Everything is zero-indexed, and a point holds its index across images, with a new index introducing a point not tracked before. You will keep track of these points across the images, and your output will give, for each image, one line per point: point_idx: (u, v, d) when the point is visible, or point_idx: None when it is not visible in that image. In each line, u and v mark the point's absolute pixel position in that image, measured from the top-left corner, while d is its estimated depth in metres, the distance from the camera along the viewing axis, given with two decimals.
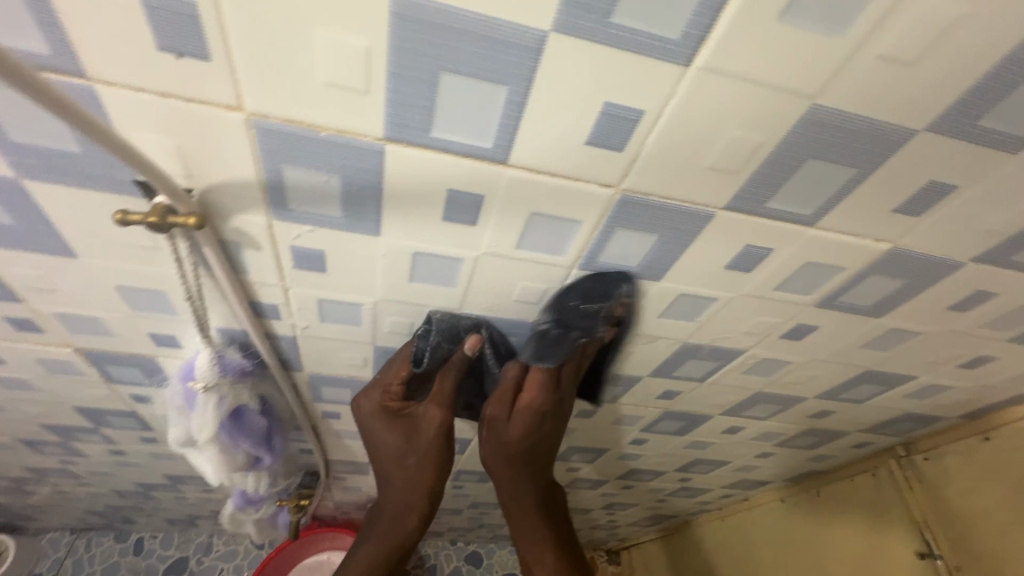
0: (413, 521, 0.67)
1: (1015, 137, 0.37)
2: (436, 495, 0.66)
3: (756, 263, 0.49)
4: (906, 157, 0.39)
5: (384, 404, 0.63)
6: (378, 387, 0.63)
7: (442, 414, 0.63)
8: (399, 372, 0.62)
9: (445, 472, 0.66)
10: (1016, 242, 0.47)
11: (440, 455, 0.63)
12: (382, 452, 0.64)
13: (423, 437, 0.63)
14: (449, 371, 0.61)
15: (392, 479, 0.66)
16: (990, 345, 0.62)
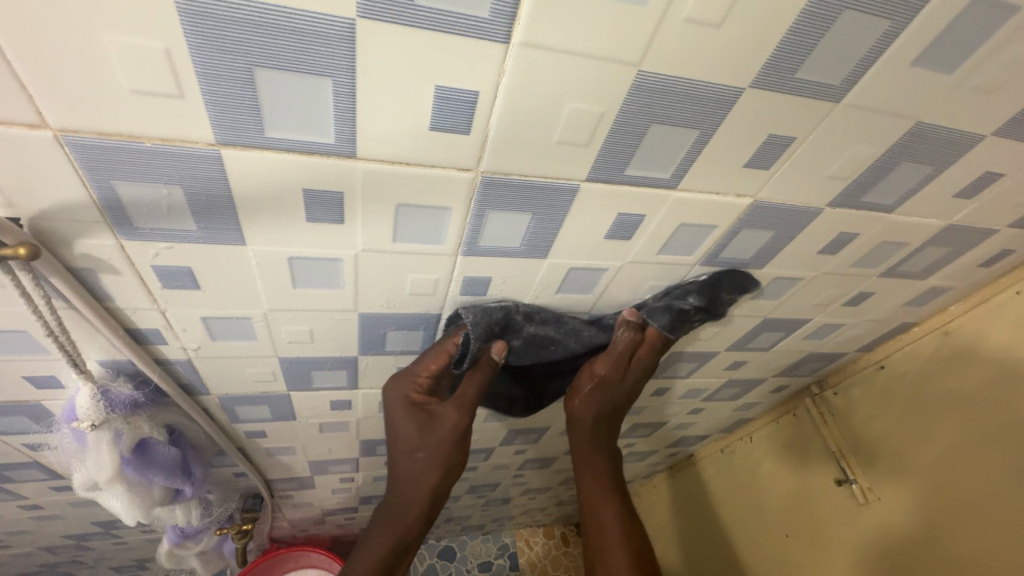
0: (411, 521, 0.66)
1: (832, 87, 0.40)
2: (439, 495, 0.66)
3: (633, 229, 0.51)
4: (740, 115, 0.41)
5: (407, 394, 0.61)
6: (407, 378, 0.61)
7: (461, 417, 0.62)
8: (429, 364, 0.59)
9: (452, 474, 0.65)
10: (863, 185, 0.51)
11: (448, 454, 0.63)
12: (396, 440, 0.63)
13: (441, 433, 0.62)
14: (476, 377, 0.60)
15: (402, 469, 0.65)
16: (865, 281, 0.67)
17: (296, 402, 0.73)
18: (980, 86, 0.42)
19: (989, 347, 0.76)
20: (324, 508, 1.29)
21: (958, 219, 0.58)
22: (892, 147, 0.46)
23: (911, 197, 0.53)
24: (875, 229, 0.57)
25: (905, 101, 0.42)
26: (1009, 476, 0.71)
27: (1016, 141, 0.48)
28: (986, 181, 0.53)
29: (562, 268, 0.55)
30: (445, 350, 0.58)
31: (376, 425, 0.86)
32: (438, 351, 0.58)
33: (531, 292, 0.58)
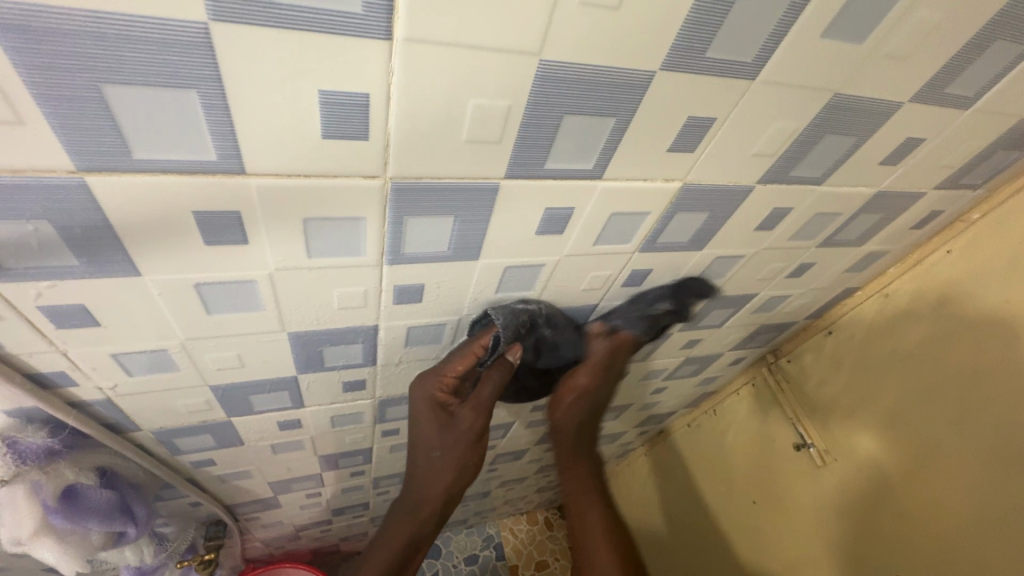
0: (425, 518, 0.67)
1: (746, 64, 0.38)
2: (453, 494, 0.66)
3: (564, 223, 0.49)
4: (655, 99, 0.39)
5: (433, 393, 0.61)
6: (434, 377, 0.62)
7: (479, 420, 0.62)
8: (456, 365, 0.61)
9: (469, 474, 0.66)
10: (791, 160, 0.50)
11: (465, 455, 0.64)
12: (416, 438, 0.63)
13: (459, 435, 0.63)
14: (495, 379, 0.62)
15: (418, 467, 0.65)
16: (805, 253, 0.68)
17: (241, 428, 0.70)
18: (890, 55, 0.41)
19: (925, 306, 0.78)
20: (297, 524, 1.26)
21: (886, 186, 0.59)
22: (813, 121, 0.46)
23: (838, 169, 0.53)
24: (808, 202, 0.57)
25: (820, 74, 0.41)
26: (951, 428, 0.74)
27: (934, 107, 0.48)
28: (909, 148, 0.53)
29: (497, 267, 0.53)
30: (473, 351, 0.60)
31: (333, 440, 0.83)
32: (466, 352, 0.60)
33: (469, 294, 0.56)
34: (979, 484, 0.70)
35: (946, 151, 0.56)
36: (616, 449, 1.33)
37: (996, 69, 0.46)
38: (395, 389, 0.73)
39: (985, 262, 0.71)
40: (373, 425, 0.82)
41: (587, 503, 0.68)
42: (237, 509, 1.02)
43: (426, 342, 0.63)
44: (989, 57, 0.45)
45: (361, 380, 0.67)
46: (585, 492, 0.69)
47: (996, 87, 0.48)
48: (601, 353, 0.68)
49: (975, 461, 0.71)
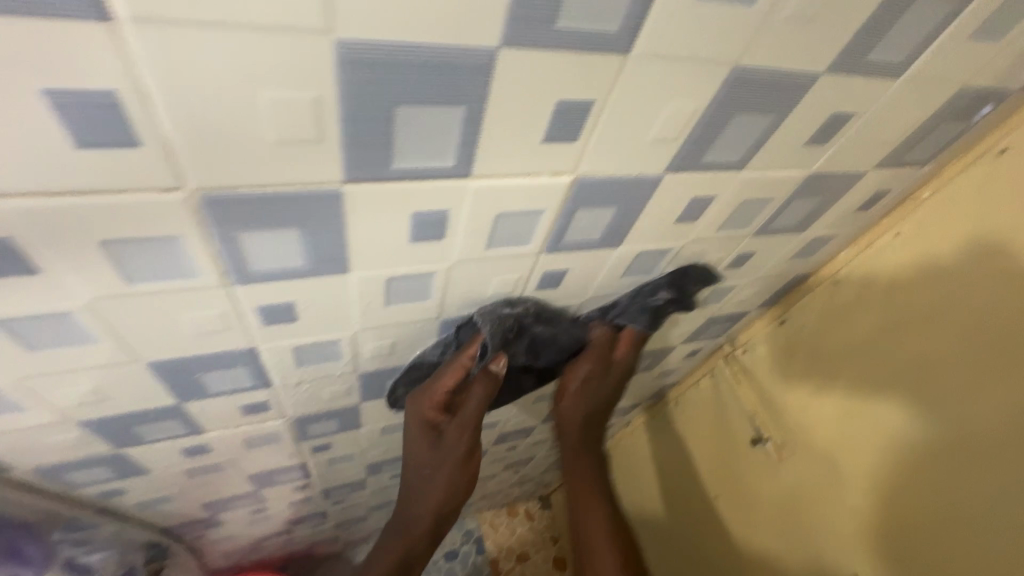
0: (417, 536, 0.65)
1: (612, 35, 0.32)
2: (445, 512, 0.65)
3: (443, 227, 0.43)
4: (508, 82, 0.33)
5: (425, 410, 0.62)
6: (423, 396, 0.62)
7: (467, 436, 0.63)
8: (445, 380, 0.61)
9: (463, 492, 0.66)
10: (701, 144, 0.44)
11: (456, 474, 0.64)
12: (409, 457, 0.64)
13: (450, 451, 0.64)
14: (481, 396, 0.62)
15: (412, 485, 0.65)
16: (741, 242, 0.62)
17: (139, 457, 0.64)
18: (794, 17, 0.35)
19: (878, 292, 0.72)
20: (252, 539, 1.22)
21: (819, 168, 0.53)
22: (715, 101, 0.40)
23: (759, 152, 0.47)
24: (732, 190, 0.51)
25: (709, 44, 0.35)
26: (905, 420, 0.68)
27: (857, 78, 0.42)
28: (837, 125, 0.47)
29: (378, 279, 0.47)
30: (461, 363, 0.60)
31: (256, 461, 0.78)
32: (454, 366, 0.60)
33: (355, 311, 0.50)
34: (937, 478, 0.65)
35: (882, 125, 0.49)
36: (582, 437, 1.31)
37: (923, 30, 0.40)
38: (308, 409, 0.67)
39: (935, 243, 0.66)
40: (297, 444, 0.77)
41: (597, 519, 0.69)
42: (176, 530, 0.97)
43: (323, 361, 0.57)
44: (913, 16, 0.38)
45: (262, 402, 0.61)
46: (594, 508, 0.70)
47: (927, 52, 0.42)
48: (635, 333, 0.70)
49: (931, 455, 0.66)
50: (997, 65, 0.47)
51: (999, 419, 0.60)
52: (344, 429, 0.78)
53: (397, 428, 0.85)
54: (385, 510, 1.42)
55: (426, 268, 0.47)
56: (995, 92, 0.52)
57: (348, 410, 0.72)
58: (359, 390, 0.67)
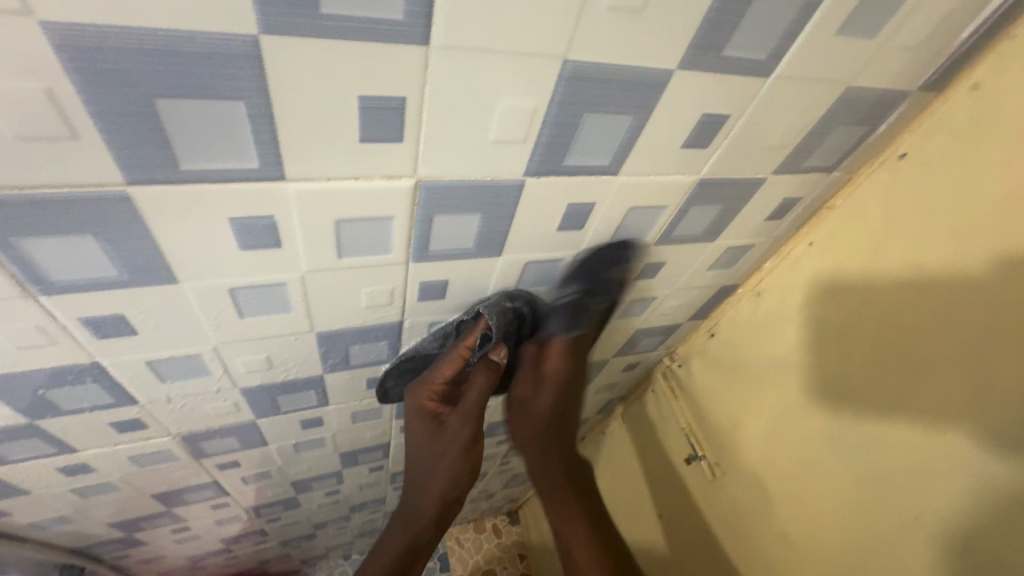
0: (423, 526, 0.67)
1: (397, 23, 0.29)
2: (450, 502, 0.67)
3: (274, 235, 0.40)
4: (287, 74, 0.30)
5: (423, 400, 0.62)
6: (422, 387, 0.61)
7: (468, 429, 0.62)
8: (443, 370, 0.60)
9: (466, 481, 0.66)
10: (557, 146, 0.41)
11: (458, 465, 0.64)
12: (410, 451, 0.64)
13: (451, 443, 0.63)
14: (478, 386, 0.60)
15: (415, 478, 0.66)
16: (645, 251, 0.59)
17: (10, 476, 0.61)
18: (614, 5, 0.32)
19: (797, 304, 0.69)
20: (187, 557, 1.17)
21: (709, 173, 0.50)
22: (554, 98, 0.37)
23: (631, 155, 0.44)
24: (613, 195, 0.48)
25: (522, 33, 0.32)
26: (826, 439, 0.64)
27: (719, 75, 0.39)
28: (715, 126, 0.44)
29: (220, 290, 0.43)
30: (459, 354, 0.58)
31: (155, 479, 0.74)
32: (451, 357, 0.58)
33: (206, 324, 0.47)
34: (856, 502, 0.60)
35: (767, 127, 0.46)
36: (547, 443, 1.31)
37: (778, 23, 0.37)
38: (193, 426, 0.63)
39: (845, 253, 0.62)
40: (197, 461, 0.73)
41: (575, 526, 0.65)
42: (91, 549, 0.93)
43: (191, 377, 0.53)
44: (763, 6, 0.36)
45: (134, 420, 0.58)
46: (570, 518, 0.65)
47: (790, 46, 0.39)
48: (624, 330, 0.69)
49: (851, 477, 0.61)
50: (883, 63, 0.44)
51: (909, 435, 0.55)
52: (247, 447, 0.74)
53: (312, 445, 0.81)
54: (333, 526, 1.37)
55: (275, 279, 0.44)
56: (893, 94, 0.49)
57: (245, 427, 0.68)
58: (248, 406, 0.63)
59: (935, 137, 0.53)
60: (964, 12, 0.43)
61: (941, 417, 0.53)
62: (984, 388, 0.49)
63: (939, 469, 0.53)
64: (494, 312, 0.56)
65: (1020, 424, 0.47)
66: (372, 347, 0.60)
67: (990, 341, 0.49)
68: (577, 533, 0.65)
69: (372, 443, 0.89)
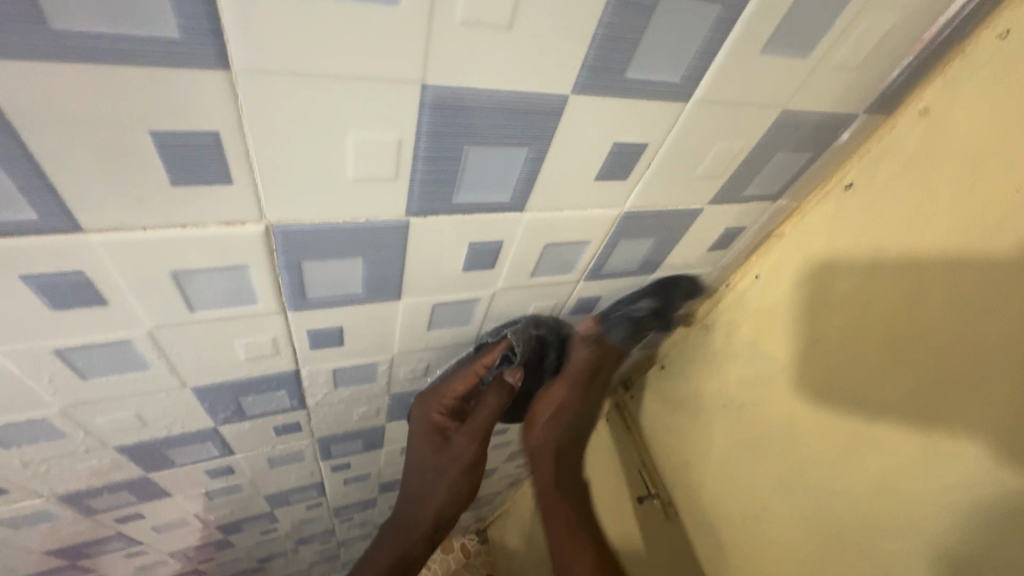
0: (417, 538, 0.66)
1: (175, 42, 0.23)
2: (444, 519, 0.67)
3: (94, 291, 0.33)
4: (32, 107, 0.23)
5: (432, 414, 0.61)
6: (432, 399, 0.60)
7: (471, 449, 0.62)
8: (455, 386, 0.59)
9: (462, 498, 0.66)
10: (440, 182, 0.34)
11: (458, 480, 0.65)
12: (412, 460, 0.65)
13: (454, 460, 0.63)
14: (488, 409, 0.61)
15: (411, 489, 0.66)
16: (574, 286, 0.53)
17: None
18: (472, 20, 0.26)
19: (745, 338, 0.64)
20: None
21: (634, 205, 0.44)
22: (421, 129, 0.30)
23: (535, 189, 0.38)
24: (523, 233, 0.42)
25: (354, 55, 0.25)
26: (778, 484, 0.59)
27: (624, 100, 0.33)
28: (631, 156, 0.38)
29: (41, 353, 0.36)
30: (475, 371, 0.58)
31: (41, 538, 0.66)
32: (467, 372, 0.57)
33: (40, 387, 0.39)
34: (809, 554, 0.56)
35: (695, 155, 0.41)
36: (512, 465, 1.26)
37: (691, 40, 0.31)
38: (69, 487, 0.56)
39: (793, 284, 0.57)
40: (89, 518, 0.65)
41: (583, 545, 0.62)
42: None
43: (44, 441, 0.46)
44: (667, 20, 0.30)
45: None
46: (579, 533, 0.63)
47: (709, 66, 0.33)
48: (585, 362, 0.62)
49: (803, 527, 0.57)
50: (821, 84, 0.39)
51: (874, 476, 0.50)
52: (148, 500, 0.66)
53: (229, 491, 0.74)
54: (281, 558, 1.29)
55: (116, 337, 0.37)
56: (837, 116, 0.44)
57: (137, 482, 0.61)
58: (132, 463, 0.56)
59: (885, 161, 0.48)
60: (910, 29, 0.37)
61: (897, 470, 0.48)
62: (943, 438, 0.45)
63: (896, 524, 0.48)
64: (521, 337, 0.56)
65: (998, 458, 0.41)
66: (269, 396, 0.53)
67: (947, 388, 0.44)
68: (578, 555, 0.61)
69: (302, 483, 0.82)
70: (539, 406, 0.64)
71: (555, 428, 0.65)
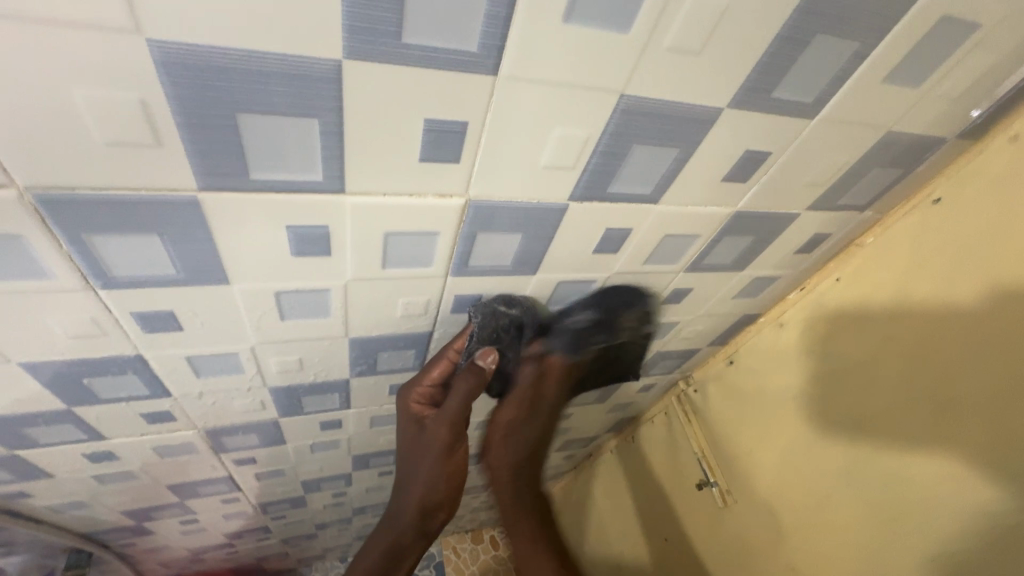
0: (406, 527, 0.64)
1: (471, 53, 0.30)
2: (430, 508, 0.62)
3: (326, 244, 0.41)
4: (361, 95, 0.31)
5: (408, 403, 0.59)
6: (409, 387, 0.59)
7: (444, 434, 0.57)
8: (429, 372, 0.58)
9: (447, 485, 0.61)
10: (602, 172, 0.42)
11: (437, 471, 0.59)
12: (400, 449, 0.62)
13: (429, 447, 0.58)
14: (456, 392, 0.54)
15: (402, 475, 0.64)
16: (673, 277, 0.60)
17: (40, 459, 0.62)
18: (675, 47, 0.33)
19: (818, 337, 0.70)
20: (190, 550, 1.18)
21: (745, 206, 0.51)
22: (608, 129, 0.38)
23: (673, 185, 0.45)
24: (651, 222, 0.50)
25: (582, 70, 0.33)
26: (841, 473, 0.65)
27: (765, 113, 0.40)
28: (755, 162, 0.45)
29: (265, 292, 0.45)
30: (448, 356, 0.56)
31: (173, 470, 0.75)
32: (440, 358, 0.56)
33: (247, 323, 0.48)
34: (867, 537, 0.61)
35: (805, 166, 0.48)
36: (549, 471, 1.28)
37: (829, 69, 0.38)
38: (219, 421, 0.64)
39: (872, 290, 0.63)
40: (216, 455, 0.74)
41: (540, 565, 0.60)
42: (101, 535, 0.94)
43: (225, 373, 0.55)
44: (817, 50, 0.37)
45: (164, 411, 0.59)
46: (534, 554, 0.61)
47: (840, 91, 0.40)
48: (529, 381, 0.59)
49: (864, 517, 0.62)
50: (923, 110, 0.45)
51: (931, 468, 0.56)
52: (267, 444, 0.75)
53: (328, 446, 0.82)
54: (334, 527, 1.37)
55: (324, 285, 0.46)
56: (929, 139, 0.50)
57: (267, 425, 0.69)
58: (274, 405, 0.64)
59: (969, 183, 0.54)
60: (1006, 68, 0.44)
61: (955, 464, 0.54)
62: (1002, 438, 0.50)
63: (949, 513, 0.54)
64: (486, 323, 0.54)
65: None
66: (400, 354, 0.61)
67: (1015, 387, 0.50)
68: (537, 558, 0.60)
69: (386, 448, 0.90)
70: (492, 427, 0.62)
71: (511, 446, 0.62)
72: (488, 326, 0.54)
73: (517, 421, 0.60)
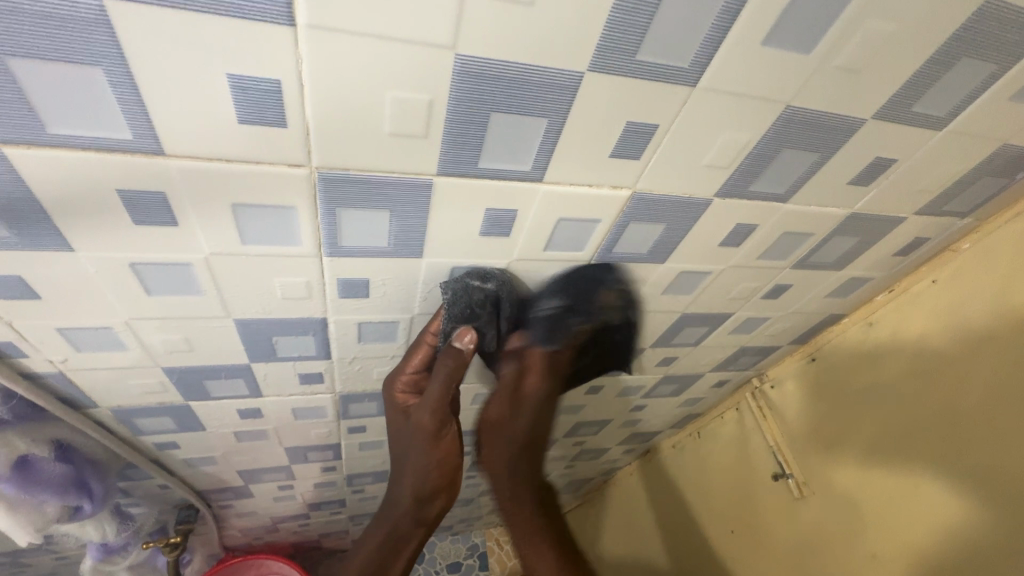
0: (404, 515, 0.63)
1: (682, 70, 0.37)
2: (425, 495, 0.62)
3: (510, 225, 0.48)
4: (588, 99, 0.38)
5: (393, 392, 0.60)
6: (392, 377, 0.60)
7: (428, 419, 0.57)
8: (410, 359, 0.59)
9: (436, 476, 0.61)
10: (750, 171, 0.48)
11: (424, 457, 0.59)
12: (391, 439, 0.63)
13: (416, 433, 0.59)
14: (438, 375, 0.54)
15: (394, 464, 0.64)
16: (780, 272, 0.66)
17: (202, 412, 0.70)
18: (844, 67, 0.39)
19: (908, 336, 0.74)
20: (272, 517, 1.26)
21: (860, 208, 0.56)
22: (767, 135, 0.44)
23: (804, 186, 0.51)
24: (776, 220, 0.55)
25: (764, 85, 0.39)
26: (926, 465, 0.69)
27: (901, 125, 0.46)
28: (880, 168, 0.51)
29: (444, 267, 0.52)
30: (426, 341, 0.57)
31: (297, 432, 0.83)
32: (419, 344, 0.57)
33: (417, 294, 0.55)
34: (952, 526, 0.65)
35: (921, 174, 0.53)
36: (602, 467, 1.28)
37: (964, 88, 0.44)
38: (354, 386, 0.72)
39: (967, 296, 0.68)
40: (337, 420, 0.81)
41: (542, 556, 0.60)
42: (208, 495, 1.02)
43: (379, 340, 0.62)
44: (958, 72, 0.42)
45: (317, 373, 0.67)
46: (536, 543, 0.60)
47: (969, 108, 0.46)
48: (510, 377, 0.57)
49: (946, 507, 0.66)
50: None
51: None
52: (381, 413, 0.82)
53: None
54: None
55: (490, 263, 0.52)
56: None
57: None
58: None
59: None
60: None
61: None
62: None
63: None
64: (462, 299, 0.52)
65: None
66: None
67: None
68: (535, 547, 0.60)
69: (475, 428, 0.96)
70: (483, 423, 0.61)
71: (507, 445, 0.59)
72: (463, 302, 0.52)
73: (506, 420, 0.58)
